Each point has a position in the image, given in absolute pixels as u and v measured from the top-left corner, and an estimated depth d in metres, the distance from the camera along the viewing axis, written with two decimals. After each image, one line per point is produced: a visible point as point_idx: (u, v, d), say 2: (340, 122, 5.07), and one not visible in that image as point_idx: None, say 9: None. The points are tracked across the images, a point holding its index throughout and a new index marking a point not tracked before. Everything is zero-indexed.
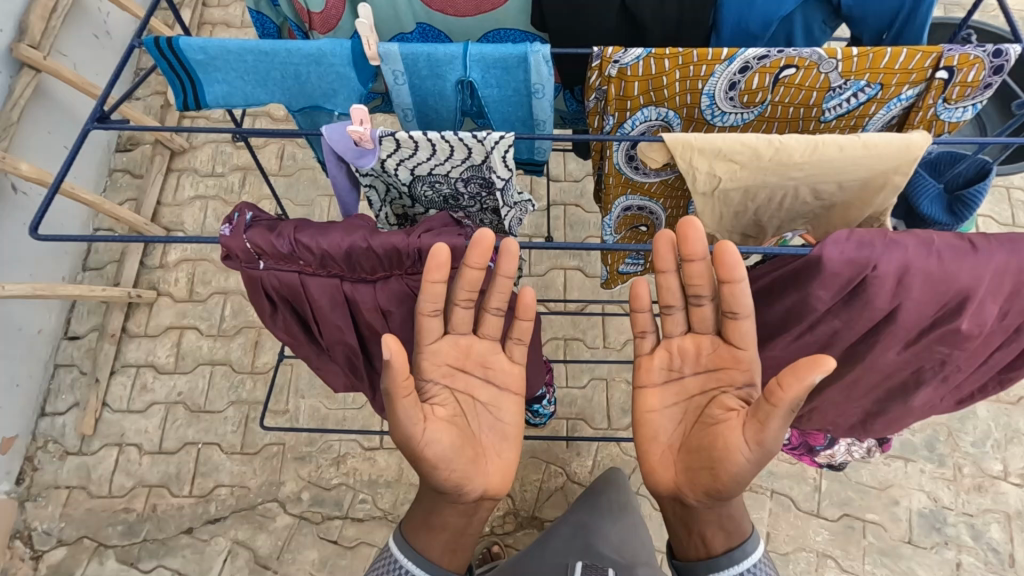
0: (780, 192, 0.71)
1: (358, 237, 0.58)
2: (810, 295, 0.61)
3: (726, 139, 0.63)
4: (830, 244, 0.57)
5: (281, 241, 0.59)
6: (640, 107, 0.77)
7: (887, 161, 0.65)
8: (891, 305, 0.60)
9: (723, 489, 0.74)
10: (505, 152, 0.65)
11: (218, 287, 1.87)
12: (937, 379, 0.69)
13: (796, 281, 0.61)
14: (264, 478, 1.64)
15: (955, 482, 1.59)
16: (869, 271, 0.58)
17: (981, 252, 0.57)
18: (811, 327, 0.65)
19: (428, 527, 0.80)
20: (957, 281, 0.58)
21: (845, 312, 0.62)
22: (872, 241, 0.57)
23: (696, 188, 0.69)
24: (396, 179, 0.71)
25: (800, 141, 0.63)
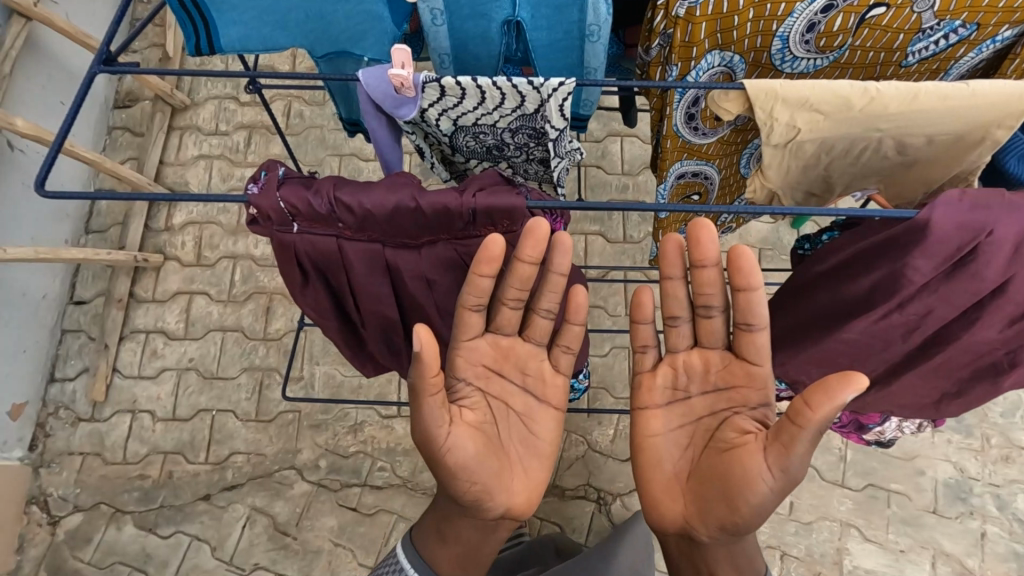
0: (860, 146, 0.64)
1: (406, 195, 0.51)
2: (908, 266, 0.55)
3: (814, 87, 0.56)
4: (942, 205, 0.51)
5: (318, 201, 0.52)
6: (705, 53, 0.69)
7: (989, 113, 0.58)
8: (1002, 276, 0.55)
9: (740, 522, 0.72)
10: (563, 101, 0.58)
11: (227, 251, 1.81)
12: None
13: (894, 251, 0.56)
14: (280, 445, 1.62)
15: (982, 453, 1.56)
16: (983, 238, 0.53)
17: None
18: (901, 306, 0.59)
19: (440, 537, 0.80)
20: None
21: (946, 285, 0.57)
22: (988, 203, 0.52)
23: (768, 142, 0.62)
24: (437, 130, 0.65)
25: (895, 90, 0.56)
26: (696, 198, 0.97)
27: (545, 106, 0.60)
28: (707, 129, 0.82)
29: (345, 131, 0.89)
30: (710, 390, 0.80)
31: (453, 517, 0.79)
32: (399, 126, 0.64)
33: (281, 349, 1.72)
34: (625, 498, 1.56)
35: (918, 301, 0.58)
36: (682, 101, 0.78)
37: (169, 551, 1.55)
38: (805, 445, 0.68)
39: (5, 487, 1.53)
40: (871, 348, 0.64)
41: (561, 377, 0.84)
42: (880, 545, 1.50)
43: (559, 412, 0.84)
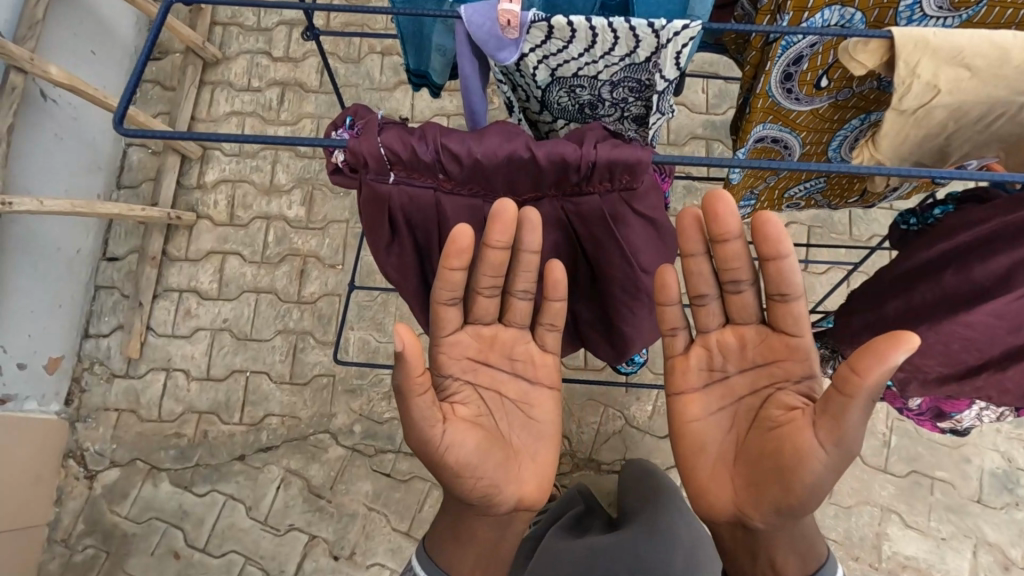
0: (998, 111, 0.58)
1: (521, 143, 0.48)
2: None
3: (970, 37, 0.51)
4: None
5: (424, 148, 0.49)
6: (822, 6, 0.63)
7: None
8: None
9: (797, 504, 0.65)
10: (682, 47, 0.53)
11: (260, 212, 1.77)
12: None
13: None
14: (315, 409, 1.61)
15: None
16: None
17: None
18: None
19: (457, 540, 0.70)
20: None
21: None
22: None
23: (900, 104, 0.56)
24: (531, 81, 0.60)
25: None
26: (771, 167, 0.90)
27: (658, 54, 0.55)
28: (802, 95, 0.75)
29: (411, 84, 0.83)
30: (750, 368, 0.74)
31: (467, 519, 0.70)
32: (493, 73, 0.59)
33: (315, 313, 1.69)
34: None
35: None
36: (783, 58, 0.70)
37: (205, 509, 1.56)
38: (859, 414, 0.62)
39: (43, 440, 1.53)
40: (992, 340, 0.63)
41: (551, 357, 0.77)
42: (922, 531, 1.48)
43: (554, 392, 0.77)
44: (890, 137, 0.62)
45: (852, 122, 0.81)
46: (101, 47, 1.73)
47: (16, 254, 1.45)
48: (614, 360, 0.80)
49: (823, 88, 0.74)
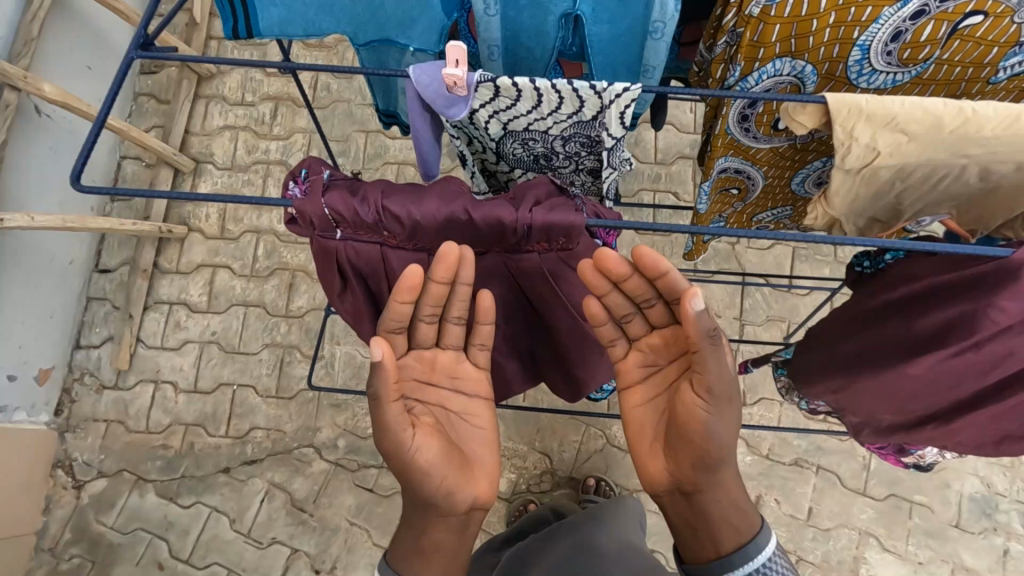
0: (942, 171, 0.59)
1: (458, 206, 0.51)
2: (990, 305, 0.55)
3: (904, 104, 0.52)
4: None
5: (366, 210, 0.51)
6: (773, 57, 0.64)
7: None
8: None
9: (705, 458, 0.66)
10: (624, 108, 0.54)
11: (251, 225, 1.79)
12: None
13: (974, 288, 0.56)
14: (300, 423, 1.63)
15: (1011, 469, 1.52)
16: None
17: None
18: (976, 345, 0.57)
19: (421, 553, 0.69)
20: None
21: None
22: None
23: (843, 163, 0.57)
24: (485, 133, 0.61)
25: (993, 111, 0.52)
26: (735, 194, 0.92)
27: (604, 112, 0.57)
28: (760, 133, 0.77)
29: (381, 122, 0.85)
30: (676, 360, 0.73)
31: (429, 527, 0.69)
32: (446, 126, 0.61)
33: (303, 327, 1.71)
34: (641, 494, 1.55)
35: (998, 345, 0.56)
36: (738, 100, 0.71)
37: (190, 520, 1.58)
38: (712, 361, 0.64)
39: (32, 450, 1.56)
40: (938, 390, 0.62)
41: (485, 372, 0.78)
42: (899, 556, 1.48)
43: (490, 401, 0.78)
44: (839, 193, 0.64)
45: (814, 164, 0.83)
46: (96, 62, 1.76)
47: (8, 267, 1.48)
48: (573, 399, 0.83)
49: (780, 131, 0.75)
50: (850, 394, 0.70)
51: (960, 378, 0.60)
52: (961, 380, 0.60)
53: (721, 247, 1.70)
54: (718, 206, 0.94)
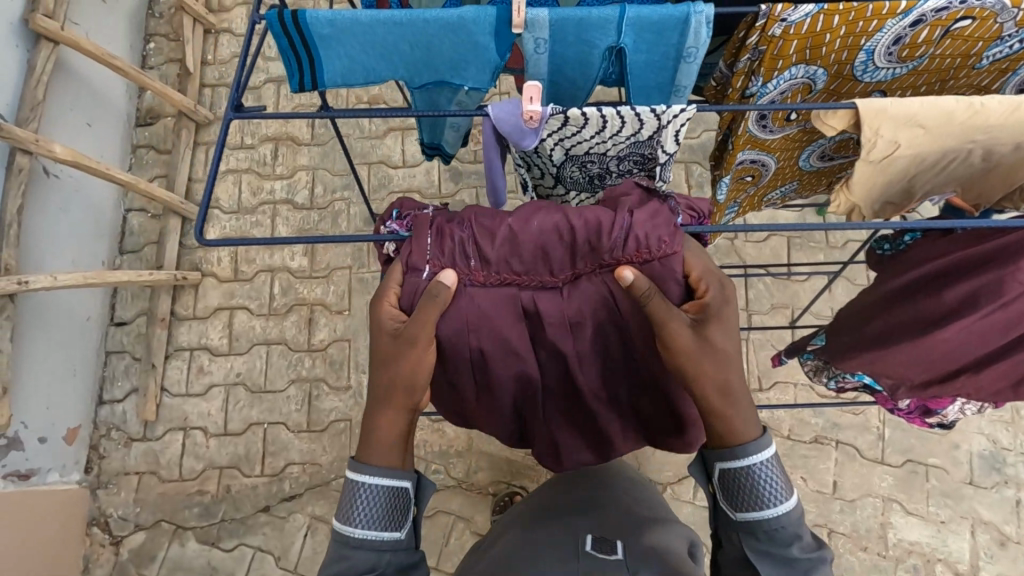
0: (951, 156, 0.68)
1: (558, 217, 0.68)
2: (1013, 272, 0.64)
3: (922, 103, 0.60)
4: None
5: (461, 228, 0.70)
6: (790, 65, 0.73)
7: None
8: None
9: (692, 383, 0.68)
10: (680, 127, 0.62)
11: (264, 265, 1.82)
12: None
13: (998, 259, 0.65)
14: (335, 454, 1.65)
15: (1013, 424, 1.62)
16: None
17: None
18: (1005, 305, 0.65)
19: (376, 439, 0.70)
20: None
21: None
22: None
23: (868, 156, 0.66)
24: (547, 159, 0.68)
25: (999, 104, 0.60)
26: (750, 180, 0.99)
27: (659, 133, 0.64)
28: (775, 126, 0.84)
29: (424, 154, 0.91)
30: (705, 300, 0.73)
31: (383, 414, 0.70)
32: (511, 155, 0.67)
33: (327, 359, 1.74)
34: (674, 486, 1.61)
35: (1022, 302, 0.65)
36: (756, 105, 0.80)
37: (234, 563, 1.58)
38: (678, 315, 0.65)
39: (67, 510, 1.54)
40: (967, 348, 0.70)
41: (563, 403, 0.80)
42: (922, 518, 1.56)
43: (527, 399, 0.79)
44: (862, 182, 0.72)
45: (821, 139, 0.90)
46: (97, 118, 1.78)
47: (31, 329, 1.48)
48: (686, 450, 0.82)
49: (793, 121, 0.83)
50: (885, 363, 0.76)
51: (986, 335, 0.69)
52: (987, 337, 0.69)
53: (721, 244, 1.79)
54: (736, 191, 1.01)
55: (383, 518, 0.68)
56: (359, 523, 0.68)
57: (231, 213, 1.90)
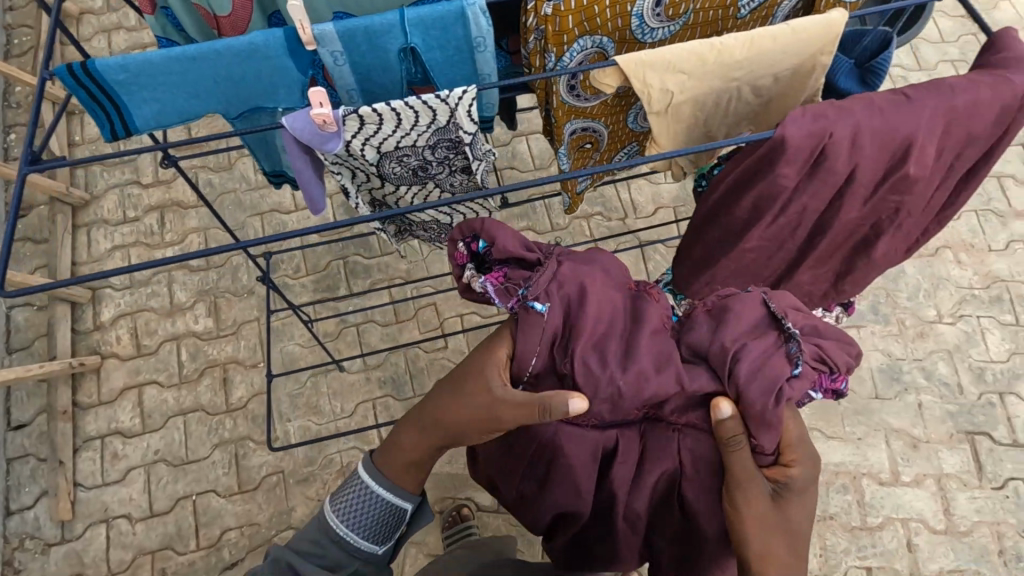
0: (725, 95, 0.76)
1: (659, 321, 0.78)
2: (777, 176, 0.65)
3: (674, 51, 0.67)
4: (790, 124, 0.61)
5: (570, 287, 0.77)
6: (576, 39, 0.79)
7: (812, 45, 0.70)
8: (851, 166, 0.64)
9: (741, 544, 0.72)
10: (470, 106, 0.66)
11: (167, 334, 1.78)
12: (894, 228, 0.73)
13: (761, 168, 0.65)
14: (272, 509, 1.61)
15: (901, 335, 1.77)
16: (827, 140, 0.61)
17: (913, 100, 0.61)
18: (783, 208, 0.69)
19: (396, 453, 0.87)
20: (901, 130, 0.61)
21: (812, 185, 0.66)
22: (825, 111, 0.61)
23: (651, 107, 0.73)
24: (363, 160, 0.71)
25: (737, 39, 0.68)
26: (590, 146, 1.07)
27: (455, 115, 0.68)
28: (589, 94, 0.92)
29: (271, 184, 0.93)
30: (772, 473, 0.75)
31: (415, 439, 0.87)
32: (329, 164, 0.70)
33: (250, 415, 1.70)
34: None
35: (801, 199, 0.67)
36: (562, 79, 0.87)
37: None
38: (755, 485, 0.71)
39: None
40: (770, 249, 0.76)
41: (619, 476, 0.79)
42: (842, 439, 1.66)
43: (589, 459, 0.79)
44: (666, 129, 0.79)
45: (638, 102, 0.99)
46: None
47: None
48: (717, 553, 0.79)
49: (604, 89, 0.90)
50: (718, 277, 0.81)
51: (793, 225, 0.72)
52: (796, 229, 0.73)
53: (613, 227, 1.90)
54: (581, 160, 1.09)
55: (375, 526, 0.90)
56: (348, 522, 0.89)
57: (124, 289, 1.84)
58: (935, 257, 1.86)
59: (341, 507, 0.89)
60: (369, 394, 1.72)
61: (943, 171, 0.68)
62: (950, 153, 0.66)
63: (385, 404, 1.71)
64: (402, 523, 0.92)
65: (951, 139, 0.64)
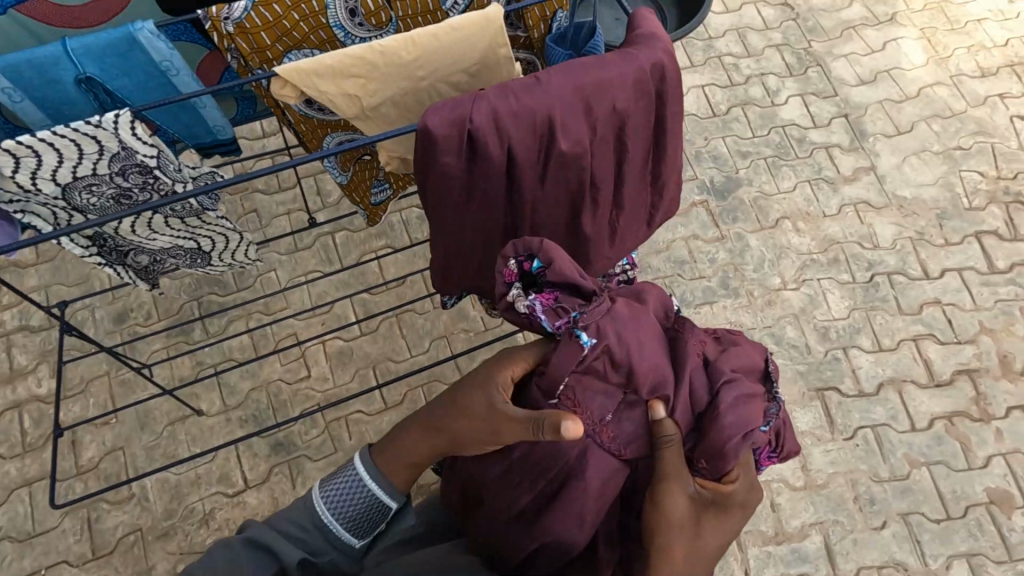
0: (425, 95, 0.78)
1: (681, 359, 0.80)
2: (442, 166, 0.66)
3: (333, 57, 0.69)
4: (428, 114, 0.63)
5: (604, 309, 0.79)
6: (283, 54, 0.81)
7: (480, 37, 0.73)
8: (505, 149, 0.66)
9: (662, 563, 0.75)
10: (129, 128, 0.69)
11: (7, 402, 1.68)
12: (592, 204, 0.77)
13: (426, 161, 0.67)
14: (130, 571, 1.52)
15: (751, 306, 1.86)
16: (469, 126, 0.64)
17: (542, 82, 0.65)
18: (468, 197, 0.71)
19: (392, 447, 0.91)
20: (536, 109, 0.65)
21: (481, 171, 0.68)
22: (461, 99, 0.64)
23: (343, 113, 0.74)
24: (48, 195, 0.73)
25: (399, 40, 0.71)
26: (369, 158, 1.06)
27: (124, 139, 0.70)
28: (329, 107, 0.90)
29: None
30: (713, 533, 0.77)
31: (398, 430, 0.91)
32: (10, 211, 0.74)
33: (103, 475, 1.61)
34: None
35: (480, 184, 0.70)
36: None
37: None
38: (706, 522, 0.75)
39: None
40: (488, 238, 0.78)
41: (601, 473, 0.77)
42: None
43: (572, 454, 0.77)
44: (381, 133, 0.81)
45: None
46: None
47: None
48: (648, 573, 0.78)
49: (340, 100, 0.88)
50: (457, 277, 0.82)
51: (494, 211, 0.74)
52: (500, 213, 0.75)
53: None
54: (366, 172, 1.09)
55: (355, 516, 0.90)
56: (331, 505, 0.89)
57: None
58: (776, 229, 1.97)
59: (330, 491, 0.90)
60: (231, 435, 1.67)
61: (611, 144, 0.72)
62: (606, 127, 0.69)
63: (248, 443, 1.65)
64: (380, 520, 0.92)
65: (596, 113, 0.68)
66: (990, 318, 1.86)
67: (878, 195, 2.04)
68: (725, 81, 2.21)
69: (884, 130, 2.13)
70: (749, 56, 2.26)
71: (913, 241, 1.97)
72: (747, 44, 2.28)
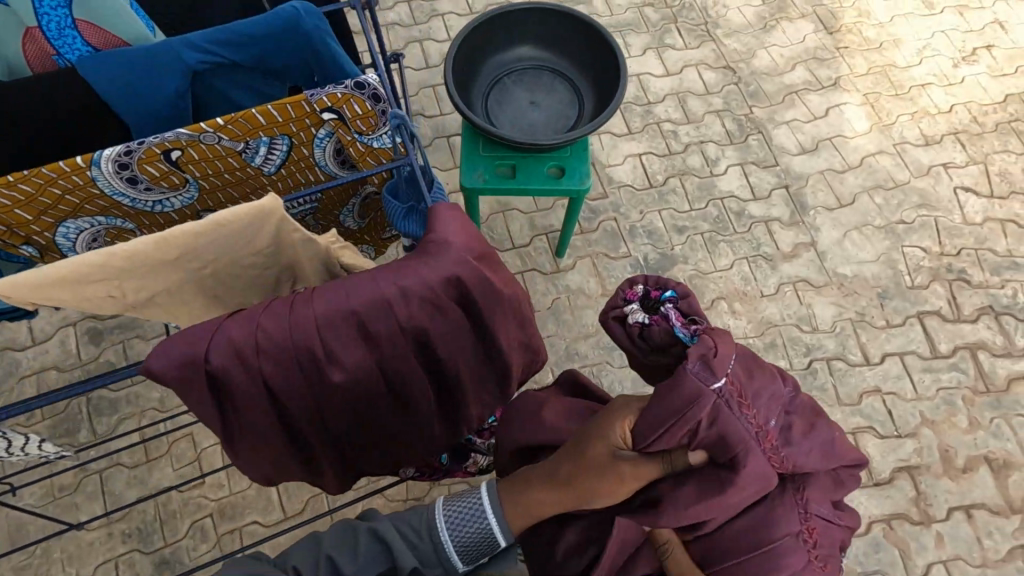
0: (206, 278, 0.68)
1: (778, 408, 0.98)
2: (187, 401, 0.64)
3: (65, 266, 0.58)
4: (155, 357, 0.61)
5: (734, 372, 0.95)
6: (61, 221, 0.83)
7: (256, 226, 0.63)
8: (251, 378, 0.64)
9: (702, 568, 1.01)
10: None
11: None
12: (383, 407, 0.73)
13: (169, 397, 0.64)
14: None
15: None
16: (203, 365, 0.62)
17: (284, 312, 0.65)
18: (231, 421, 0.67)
19: (521, 499, 1.00)
20: (278, 339, 0.64)
21: (234, 400, 0.65)
22: (194, 337, 0.63)
23: (102, 313, 0.64)
24: None
25: (147, 241, 0.59)
26: None
27: None
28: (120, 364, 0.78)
29: None
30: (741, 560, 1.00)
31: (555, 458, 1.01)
32: None
33: None
34: None
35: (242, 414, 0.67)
36: (80, 244, 0.89)
37: None
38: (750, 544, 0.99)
39: None
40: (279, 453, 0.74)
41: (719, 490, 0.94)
42: None
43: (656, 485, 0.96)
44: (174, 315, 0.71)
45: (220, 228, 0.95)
46: None
47: None
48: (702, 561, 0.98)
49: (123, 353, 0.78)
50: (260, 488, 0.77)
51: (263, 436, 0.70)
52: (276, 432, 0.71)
53: None
54: None
55: (472, 542, 0.97)
56: (452, 530, 0.96)
57: None
58: (711, 311, 1.88)
59: (453, 511, 0.98)
60: (111, 551, 1.53)
61: (387, 358, 0.69)
62: (370, 344, 0.67)
63: (130, 561, 1.52)
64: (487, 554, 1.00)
65: (352, 334, 0.66)
66: (931, 409, 1.77)
67: (818, 273, 1.95)
68: (663, 150, 2.13)
69: (825, 203, 2.06)
70: (688, 122, 2.19)
71: (853, 323, 1.89)
72: (686, 110, 2.21)
